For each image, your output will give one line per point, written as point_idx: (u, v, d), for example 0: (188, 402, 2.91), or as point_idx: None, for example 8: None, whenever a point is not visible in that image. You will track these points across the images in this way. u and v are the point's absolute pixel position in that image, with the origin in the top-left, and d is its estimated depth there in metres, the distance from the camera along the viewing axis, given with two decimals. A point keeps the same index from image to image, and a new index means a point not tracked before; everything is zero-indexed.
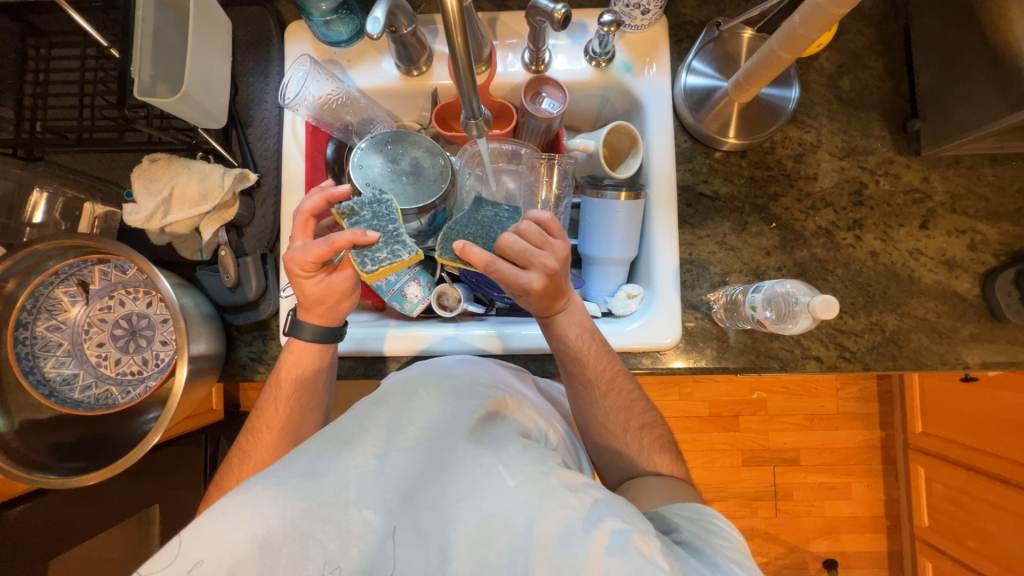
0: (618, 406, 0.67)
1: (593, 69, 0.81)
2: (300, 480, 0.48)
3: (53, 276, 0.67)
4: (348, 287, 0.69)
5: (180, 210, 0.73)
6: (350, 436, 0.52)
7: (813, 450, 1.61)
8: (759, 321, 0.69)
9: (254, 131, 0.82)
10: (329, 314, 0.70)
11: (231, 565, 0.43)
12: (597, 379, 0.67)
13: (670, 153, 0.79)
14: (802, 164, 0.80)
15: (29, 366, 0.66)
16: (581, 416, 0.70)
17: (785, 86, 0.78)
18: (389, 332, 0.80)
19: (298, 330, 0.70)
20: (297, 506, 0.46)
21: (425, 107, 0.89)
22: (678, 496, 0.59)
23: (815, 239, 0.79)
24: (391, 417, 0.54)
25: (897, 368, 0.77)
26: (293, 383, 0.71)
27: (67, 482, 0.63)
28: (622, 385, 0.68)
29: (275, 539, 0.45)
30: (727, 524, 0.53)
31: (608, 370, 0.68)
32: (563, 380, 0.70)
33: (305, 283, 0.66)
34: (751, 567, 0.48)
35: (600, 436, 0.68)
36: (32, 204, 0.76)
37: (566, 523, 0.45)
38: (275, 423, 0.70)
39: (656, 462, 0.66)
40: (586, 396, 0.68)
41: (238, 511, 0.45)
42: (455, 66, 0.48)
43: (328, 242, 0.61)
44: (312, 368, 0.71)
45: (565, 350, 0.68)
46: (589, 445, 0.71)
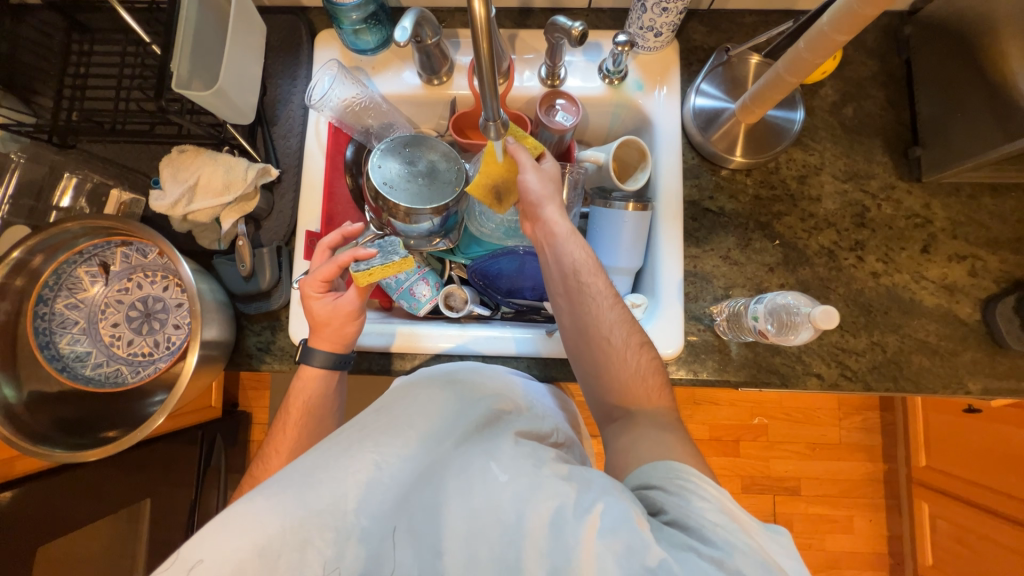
0: (623, 324, 0.63)
1: (607, 86, 0.85)
2: (300, 487, 0.46)
3: (77, 255, 0.70)
4: (352, 310, 0.71)
5: (204, 199, 0.75)
6: (349, 435, 0.50)
7: (815, 479, 1.58)
8: (760, 332, 0.70)
9: (279, 129, 0.85)
10: (336, 334, 0.72)
11: (229, 573, 0.42)
12: (601, 292, 0.64)
13: (676, 168, 0.82)
14: (806, 184, 0.82)
15: (45, 341, 0.68)
16: (581, 341, 0.64)
17: (790, 109, 0.81)
18: (400, 328, 0.81)
19: (307, 357, 0.72)
20: (295, 515, 0.44)
21: (443, 115, 0.93)
22: (670, 441, 0.54)
23: (818, 258, 0.80)
24: (390, 422, 0.52)
25: (899, 390, 0.77)
26: (303, 408, 0.72)
27: (72, 456, 0.64)
28: (625, 307, 0.65)
29: (274, 548, 0.43)
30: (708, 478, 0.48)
31: (614, 289, 0.65)
32: (564, 297, 0.66)
33: (315, 304, 0.71)
34: (739, 518, 0.45)
35: (601, 362, 0.62)
36: (62, 187, 0.80)
37: (558, 511, 0.45)
38: (284, 447, 0.70)
39: (649, 386, 0.61)
40: (593, 311, 0.63)
41: (240, 519, 0.43)
42: (479, 68, 0.49)
43: (333, 261, 0.69)
44: (317, 393, 0.73)
45: (573, 258, 0.65)
46: (586, 380, 0.65)
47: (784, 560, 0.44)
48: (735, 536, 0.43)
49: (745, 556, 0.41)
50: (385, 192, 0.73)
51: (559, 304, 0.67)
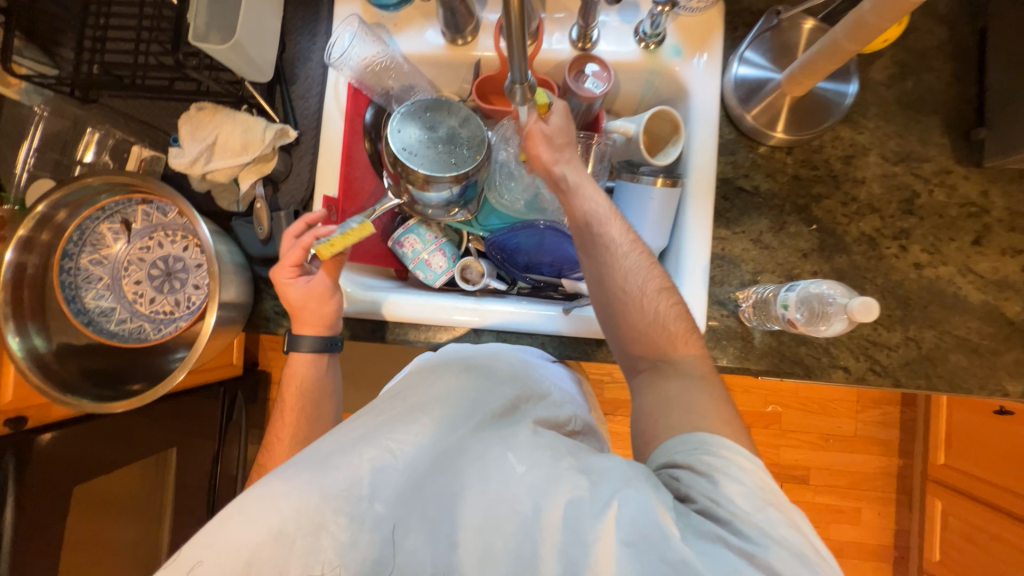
0: (641, 267, 0.62)
1: (642, 50, 0.78)
2: (314, 471, 0.45)
3: (99, 211, 0.70)
4: (326, 287, 0.71)
5: (221, 158, 0.75)
6: (366, 425, 0.50)
7: (824, 470, 1.56)
8: (789, 321, 0.66)
9: (297, 89, 0.82)
10: (318, 318, 0.72)
11: (246, 557, 0.42)
12: (618, 237, 0.63)
13: (712, 143, 0.76)
14: (852, 166, 0.77)
15: (71, 295, 0.70)
16: (600, 293, 0.63)
17: (843, 81, 0.75)
18: (391, 297, 0.78)
19: (296, 344, 0.73)
20: (310, 499, 0.43)
21: (466, 79, 0.88)
22: (703, 405, 0.52)
23: (857, 245, 0.76)
24: (403, 409, 0.53)
25: (931, 388, 0.73)
26: (296, 393, 0.75)
27: (99, 407, 0.66)
28: (644, 250, 0.64)
29: (289, 532, 0.43)
30: (738, 454, 0.47)
31: (631, 233, 0.64)
32: (582, 250, 0.65)
33: (289, 289, 0.71)
34: (771, 500, 0.44)
35: (621, 314, 0.61)
36: (85, 143, 0.80)
37: (575, 503, 0.43)
38: (284, 433, 0.73)
39: (671, 333, 0.59)
40: (609, 259, 0.62)
41: (254, 504, 0.43)
42: (507, 30, 0.45)
43: (299, 246, 0.70)
44: (308, 379, 0.75)
45: (588, 207, 0.65)
46: (609, 335, 0.64)
47: (816, 541, 0.43)
48: (769, 523, 0.42)
49: (780, 544, 0.41)
50: (405, 158, 0.71)
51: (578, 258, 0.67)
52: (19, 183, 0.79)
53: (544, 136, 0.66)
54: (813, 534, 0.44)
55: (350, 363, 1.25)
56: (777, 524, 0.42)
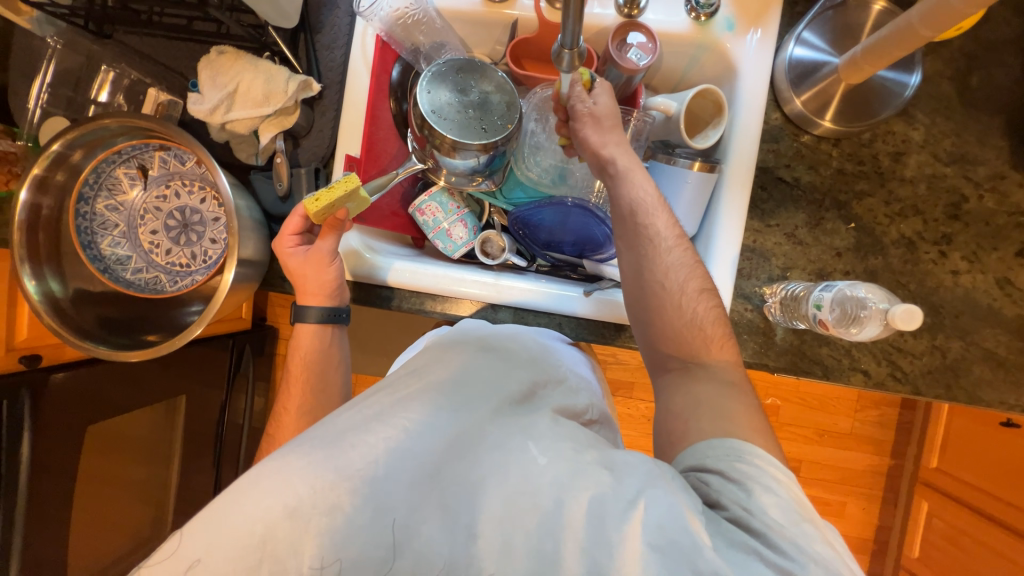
0: (684, 265, 0.60)
1: (692, 21, 0.73)
2: (330, 449, 0.44)
3: (116, 154, 0.68)
4: (327, 253, 0.69)
5: (242, 108, 0.71)
6: (383, 402, 0.50)
7: (816, 464, 1.58)
8: (820, 322, 0.64)
9: (323, 38, 0.78)
10: (318, 288, 0.71)
11: (262, 533, 0.41)
12: (666, 231, 0.61)
13: (756, 128, 0.72)
14: (900, 163, 0.73)
15: (87, 240, 0.68)
16: (637, 287, 0.61)
17: (906, 70, 0.70)
18: (395, 264, 0.76)
19: (303, 315, 0.72)
20: (326, 478, 0.43)
21: (500, 40, 0.83)
22: (733, 412, 0.53)
23: (894, 247, 0.73)
24: (418, 387, 0.52)
25: (950, 399, 0.72)
26: (302, 363, 0.73)
27: (114, 355, 0.65)
28: (688, 247, 0.62)
29: (305, 510, 0.42)
30: (772, 465, 0.48)
31: (677, 227, 0.62)
32: (623, 240, 0.63)
33: (290, 257, 0.70)
34: (806, 514, 0.44)
35: (654, 308, 0.60)
36: (99, 82, 0.77)
37: (598, 499, 0.43)
38: (292, 406, 0.72)
39: (707, 336, 0.59)
40: (653, 253, 0.60)
41: (271, 479, 0.43)
42: (564, 2, 0.43)
43: (297, 213, 0.69)
44: (313, 350, 0.74)
45: (637, 195, 0.62)
46: (638, 331, 0.63)
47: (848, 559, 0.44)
48: (803, 537, 0.43)
49: (814, 556, 0.42)
50: (433, 121, 0.68)
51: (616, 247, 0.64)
52: (32, 119, 0.76)
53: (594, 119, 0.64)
54: (844, 549, 0.45)
55: (357, 325, 1.24)
56: (811, 539, 0.43)
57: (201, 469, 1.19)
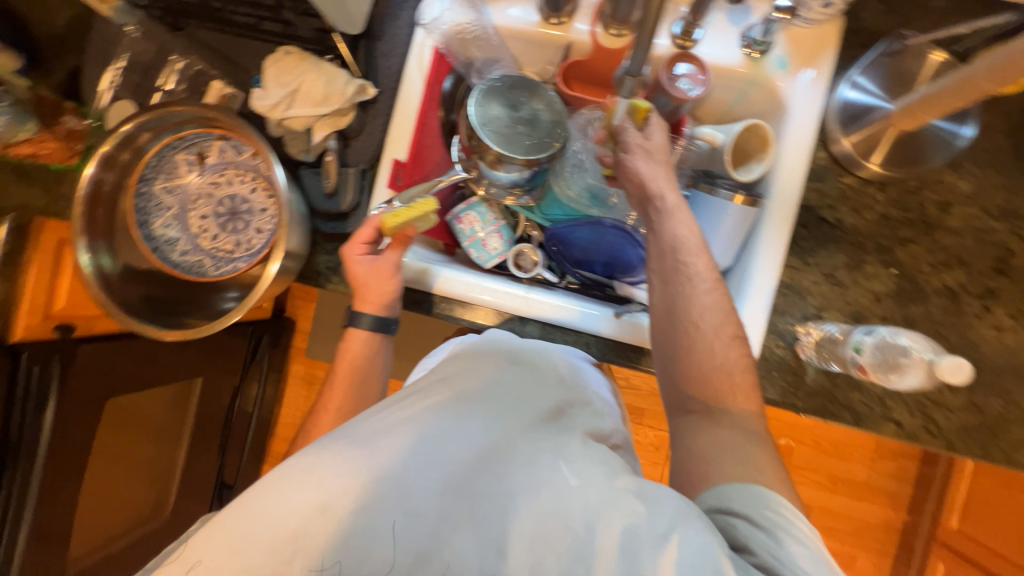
0: (718, 308, 0.60)
1: (745, 57, 0.74)
2: (364, 450, 0.45)
3: (179, 140, 0.71)
4: (394, 266, 0.72)
5: (301, 106, 0.74)
6: (413, 409, 0.50)
7: (827, 512, 1.52)
8: (858, 365, 0.64)
9: (383, 45, 0.80)
10: (378, 296, 0.72)
11: (296, 525, 0.42)
12: (704, 273, 0.61)
13: (800, 168, 0.72)
14: (947, 214, 0.72)
15: (142, 220, 0.71)
16: (667, 322, 0.61)
17: (959, 121, 0.70)
18: (444, 273, 0.77)
19: (356, 320, 0.74)
20: (359, 479, 0.43)
21: (552, 60, 0.85)
22: (757, 459, 0.53)
23: (936, 297, 0.71)
24: (452, 395, 0.53)
25: (986, 459, 0.70)
26: (350, 365, 0.76)
27: (151, 332, 0.68)
28: (724, 290, 0.62)
29: (338, 508, 0.42)
30: (797, 516, 0.47)
31: (715, 270, 0.62)
32: (659, 273, 0.63)
33: (356, 264, 0.72)
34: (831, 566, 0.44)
35: (686, 343, 0.60)
36: (166, 72, 0.80)
37: (631, 529, 0.42)
38: (332, 405, 0.74)
39: (740, 377, 0.58)
40: (688, 292, 0.61)
41: (297, 476, 0.43)
42: (639, 25, 0.48)
43: (371, 223, 0.71)
44: (362, 356, 0.76)
45: (677, 234, 0.62)
46: (662, 365, 0.62)
47: None
48: None
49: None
50: (482, 132, 0.70)
51: (650, 280, 0.64)
52: (101, 100, 0.80)
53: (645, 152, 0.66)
54: None
55: None
56: None
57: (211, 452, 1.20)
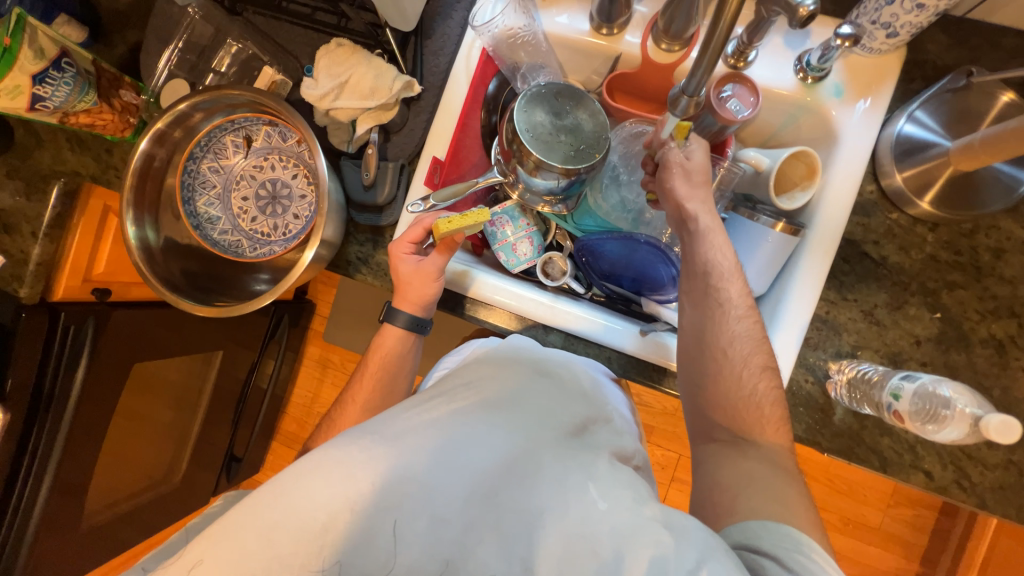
0: (750, 337, 0.59)
1: (798, 82, 0.72)
2: (393, 451, 0.45)
3: (229, 123, 0.74)
4: (436, 271, 0.72)
5: (348, 98, 0.75)
6: (440, 412, 0.50)
7: (835, 553, 1.47)
8: (895, 412, 0.62)
9: (432, 43, 0.81)
10: (418, 297, 0.73)
11: (322, 521, 0.41)
12: (737, 300, 0.60)
13: (849, 199, 0.70)
14: (1000, 261, 0.69)
15: (188, 196, 0.73)
16: (695, 346, 0.61)
17: (1023, 167, 0.67)
18: (481, 276, 0.78)
19: (392, 316, 0.74)
20: (388, 478, 0.43)
21: (598, 70, 0.85)
22: (787, 497, 0.51)
23: (981, 347, 0.68)
24: (478, 401, 0.53)
25: (1020, 521, 0.66)
26: (379, 362, 0.75)
27: (185, 307, 0.69)
28: (757, 319, 0.60)
29: (366, 507, 0.42)
30: (828, 563, 0.45)
31: (749, 297, 0.60)
32: (690, 297, 0.62)
33: (401, 263, 0.72)
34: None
35: (715, 371, 0.59)
36: (223, 55, 0.83)
37: (659, 561, 0.41)
38: (358, 399, 0.73)
39: (769, 410, 0.57)
40: (718, 317, 0.59)
41: (329, 468, 0.43)
42: (707, 43, 0.48)
43: (421, 224, 0.71)
44: (394, 352, 0.75)
45: (712, 258, 0.61)
46: (687, 389, 0.62)
47: None
48: None
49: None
50: (525, 138, 0.70)
51: (681, 303, 0.64)
52: (158, 77, 0.83)
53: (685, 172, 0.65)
54: None
55: None
56: None
57: None
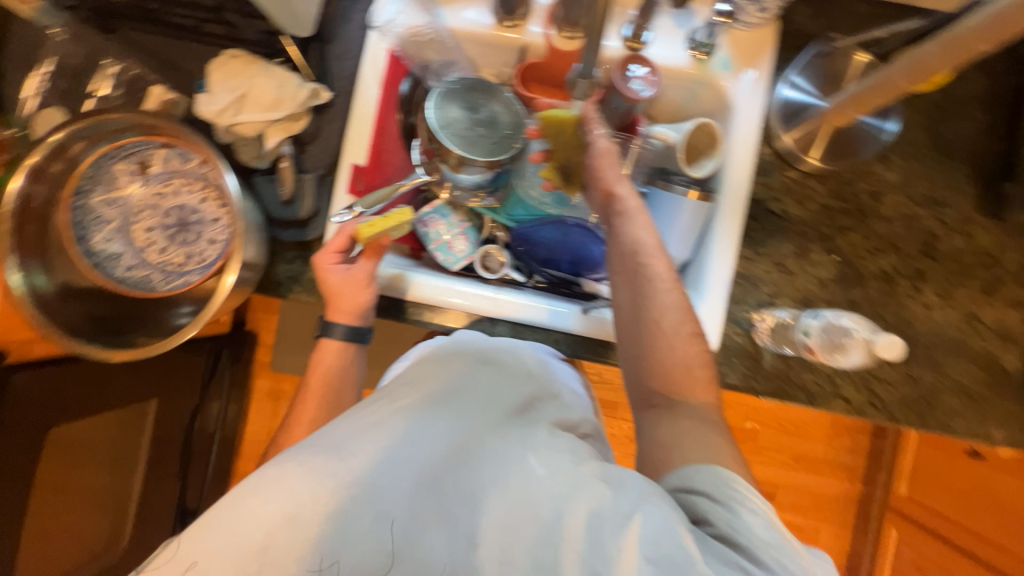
0: (679, 307, 0.62)
1: (691, 58, 0.78)
2: (331, 458, 0.45)
3: (118, 149, 0.68)
4: (366, 277, 0.71)
5: (251, 112, 0.71)
6: (382, 413, 0.50)
7: (791, 488, 1.60)
8: (808, 347, 0.69)
9: (335, 48, 0.79)
10: (352, 306, 0.71)
11: (262, 538, 0.41)
12: (662, 274, 0.63)
13: (749, 161, 0.76)
14: (878, 202, 0.78)
15: (80, 234, 0.67)
16: (632, 323, 0.63)
17: (884, 117, 0.76)
18: (419, 278, 0.77)
19: (329, 330, 0.72)
20: (325, 484, 0.43)
21: (508, 62, 0.86)
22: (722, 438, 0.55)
23: (873, 280, 0.77)
24: (422, 398, 0.53)
25: (925, 427, 0.76)
26: (322, 376, 0.73)
27: (96, 354, 0.63)
28: (682, 290, 0.63)
29: (305, 516, 0.42)
30: (754, 491, 0.49)
31: (673, 270, 0.64)
32: (621, 277, 0.65)
33: (329, 274, 0.70)
34: (783, 532, 0.47)
35: (650, 343, 0.62)
36: (100, 76, 0.75)
37: (596, 513, 0.43)
38: (305, 417, 0.71)
39: (700, 363, 0.61)
40: (649, 293, 0.62)
41: (268, 485, 0.43)
42: (589, 22, 0.51)
43: (343, 232, 0.69)
44: (334, 366, 0.73)
45: (635, 237, 0.64)
46: (628, 364, 0.64)
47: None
48: (784, 553, 0.45)
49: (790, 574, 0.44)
50: (442, 136, 0.70)
51: (614, 284, 0.65)
52: (25, 107, 0.74)
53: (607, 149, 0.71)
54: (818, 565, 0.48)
55: None
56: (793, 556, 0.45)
57: (167, 478, 1.13)
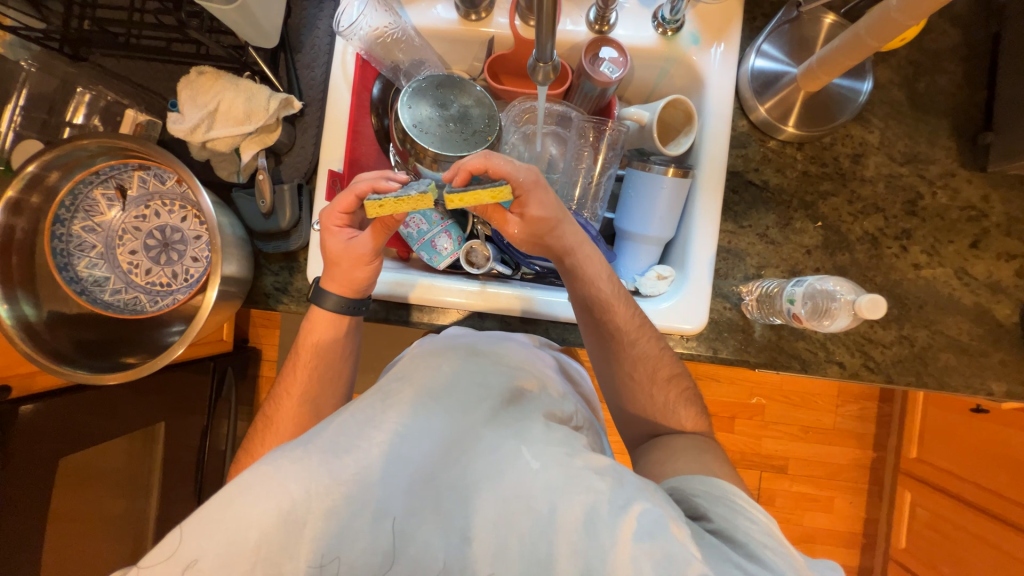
0: (646, 355, 0.66)
1: (659, 36, 0.77)
2: (326, 454, 0.45)
3: (94, 175, 0.68)
4: (366, 254, 0.67)
5: (223, 126, 0.72)
6: (374, 411, 0.51)
7: (803, 460, 1.59)
8: (794, 315, 0.69)
9: (303, 57, 0.79)
10: (347, 279, 0.68)
11: (256, 537, 0.41)
12: (625, 327, 0.66)
13: (725, 135, 0.75)
14: (859, 164, 0.77)
15: (63, 262, 0.67)
16: (605, 368, 0.69)
17: (859, 78, 0.75)
18: (420, 282, 0.77)
19: (320, 299, 0.70)
20: (321, 483, 0.43)
21: (478, 57, 0.86)
22: None
23: (859, 243, 0.77)
24: (414, 390, 0.53)
25: (920, 385, 0.76)
26: (313, 348, 0.72)
27: (94, 379, 0.64)
28: (648, 333, 0.67)
29: (298, 514, 0.42)
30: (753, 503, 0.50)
31: (637, 317, 0.66)
32: (589, 329, 0.68)
33: (332, 238, 0.67)
34: (784, 544, 0.46)
35: (624, 381, 0.67)
36: (75, 105, 0.76)
37: (593, 506, 0.44)
38: (295, 389, 0.71)
39: None
40: (614, 346, 0.66)
41: (260, 485, 0.43)
42: (539, 13, 0.49)
43: (351, 192, 0.64)
44: (327, 339, 0.72)
45: (593, 293, 0.66)
46: (609, 393, 0.71)
47: None
48: (785, 562, 0.44)
49: None
50: (415, 134, 0.70)
51: (584, 333, 0.69)
52: None
53: (538, 183, 0.62)
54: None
55: None
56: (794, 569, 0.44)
57: (179, 498, 1.15)
